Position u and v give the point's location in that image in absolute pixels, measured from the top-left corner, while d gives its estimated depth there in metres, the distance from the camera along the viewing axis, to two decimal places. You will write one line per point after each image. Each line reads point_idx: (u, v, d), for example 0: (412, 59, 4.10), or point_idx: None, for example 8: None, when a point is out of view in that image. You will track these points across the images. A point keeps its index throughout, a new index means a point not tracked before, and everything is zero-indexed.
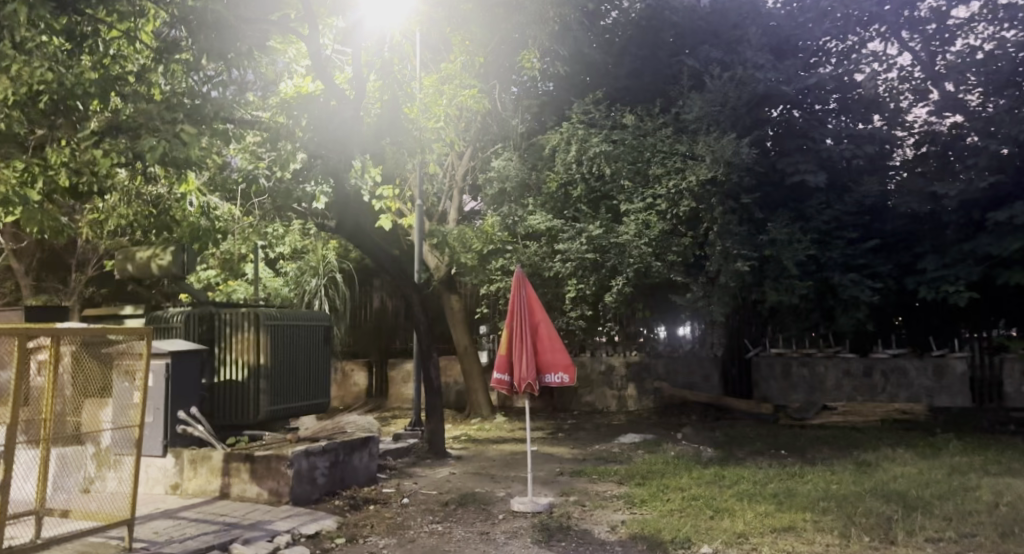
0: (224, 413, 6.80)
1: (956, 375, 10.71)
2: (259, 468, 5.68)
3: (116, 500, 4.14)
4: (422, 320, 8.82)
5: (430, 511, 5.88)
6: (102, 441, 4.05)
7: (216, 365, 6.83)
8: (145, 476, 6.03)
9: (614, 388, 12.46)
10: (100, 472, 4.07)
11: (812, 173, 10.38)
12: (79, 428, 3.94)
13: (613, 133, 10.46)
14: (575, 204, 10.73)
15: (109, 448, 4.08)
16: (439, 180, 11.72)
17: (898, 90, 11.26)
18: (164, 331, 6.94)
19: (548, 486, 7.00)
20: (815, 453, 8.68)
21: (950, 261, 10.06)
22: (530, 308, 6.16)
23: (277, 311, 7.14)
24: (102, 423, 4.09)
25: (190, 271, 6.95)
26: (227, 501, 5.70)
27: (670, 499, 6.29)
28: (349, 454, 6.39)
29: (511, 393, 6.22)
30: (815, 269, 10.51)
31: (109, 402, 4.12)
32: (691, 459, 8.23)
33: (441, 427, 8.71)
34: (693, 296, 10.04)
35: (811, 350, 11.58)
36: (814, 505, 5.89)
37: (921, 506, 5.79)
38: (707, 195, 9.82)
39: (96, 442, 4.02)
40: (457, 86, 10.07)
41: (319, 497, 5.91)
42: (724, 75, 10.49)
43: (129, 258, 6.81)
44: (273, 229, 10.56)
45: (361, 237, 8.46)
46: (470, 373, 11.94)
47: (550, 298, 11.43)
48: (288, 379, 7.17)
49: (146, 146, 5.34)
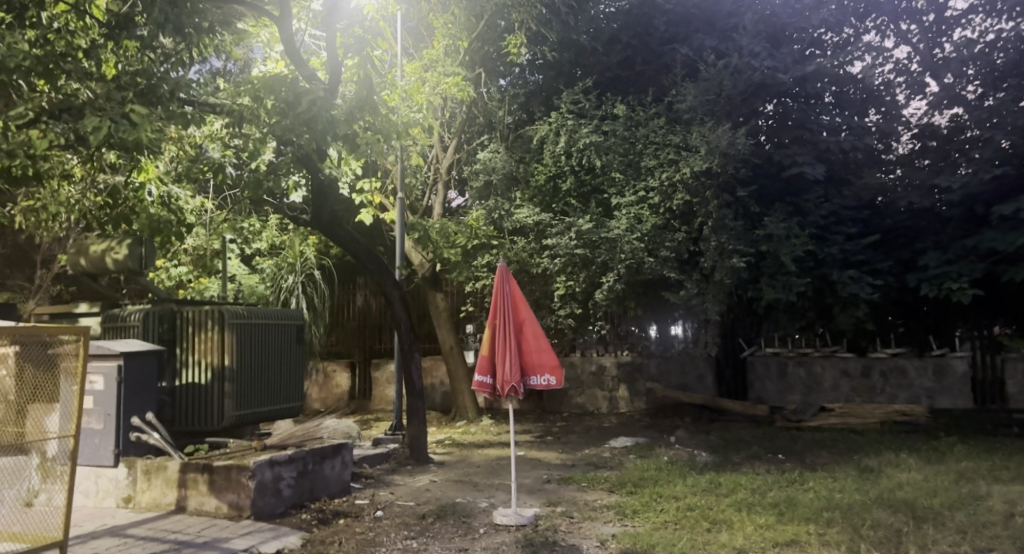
0: (185, 417, 6.38)
1: (957, 375, 10.36)
2: (218, 480, 5.24)
3: (51, 518, 3.46)
4: (404, 318, 8.35)
5: (405, 525, 5.44)
6: (47, 450, 3.40)
7: (178, 367, 6.44)
8: (96, 487, 5.58)
9: (605, 389, 12.12)
10: (43, 485, 3.41)
11: (810, 165, 9.96)
12: (21, 437, 3.29)
13: (604, 123, 10.15)
14: (565, 198, 10.47)
15: (54, 459, 3.43)
16: (423, 173, 11.10)
17: (892, 83, 10.96)
18: (121, 330, 6.48)
19: (535, 496, 6.58)
20: (815, 458, 8.30)
21: (952, 257, 9.70)
22: (513, 305, 5.72)
23: (245, 309, 6.62)
24: (47, 431, 3.43)
25: (150, 267, 6.43)
26: (183, 516, 5.26)
27: (663, 510, 5.87)
28: (319, 463, 5.94)
29: (493, 397, 5.75)
30: (813, 265, 10.16)
31: (55, 408, 3.49)
32: (686, 464, 7.84)
33: (423, 431, 8.27)
34: (687, 294, 9.66)
35: (808, 350, 11.22)
36: (817, 517, 5.49)
37: (931, 518, 5.39)
38: (701, 188, 9.44)
39: (42, 451, 3.38)
40: (440, 75, 9.52)
41: (285, 511, 5.46)
42: (719, 64, 10.08)
43: (83, 252, 6.34)
44: (250, 223, 10.08)
45: (337, 231, 7.97)
46: (456, 374, 11.46)
47: (539, 296, 10.99)
48: (256, 382, 6.66)
49: (89, 127, 4.90)
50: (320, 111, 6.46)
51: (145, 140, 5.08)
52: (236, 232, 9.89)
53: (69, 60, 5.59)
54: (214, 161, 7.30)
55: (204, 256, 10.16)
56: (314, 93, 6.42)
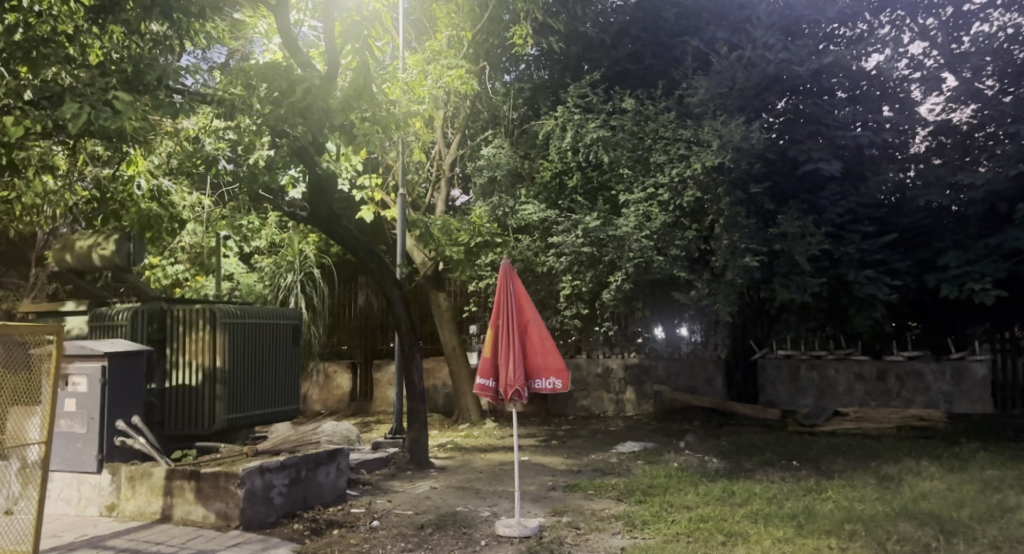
0: (175, 421, 6.11)
1: (976, 380, 9.99)
2: (205, 487, 4.97)
3: (21, 531, 3.41)
4: (404, 318, 8.06)
5: (402, 537, 5.14)
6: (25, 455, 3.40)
7: (168, 369, 6.14)
8: (78, 494, 5.31)
9: (611, 392, 11.81)
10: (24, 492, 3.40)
11: (826, 161, 9.63)
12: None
13: (612, 118, 9.85)
14: (571, 195, 10.25)
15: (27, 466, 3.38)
16: (425, 170, 10.78)
17: (906, 79, 10.68)
18: (108, 330, 6.15)
19: (539, 504, 6.29)
20: (831, 465, 7.97)
21: (973, 256, 9.38)
22: (518, 304, 5.43)
23: (239, 309, 6.35)
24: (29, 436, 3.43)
25: (138, 264, 6.17)
26: (168, 525, 4.98)
27: (675, 521, 5.56)
28: (313, 469, 5.66)
29: (496, 401, 5.44)
30: (828, 265, 9.83)
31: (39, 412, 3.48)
32: (697, 471, 7.52)
33: (424, 435, 7.96)
34: (698, 294, 9.36)
35: (821, 352, 10.91)
36: (838, 529, 5.18)
37: (961, 532, 5.07)
38: (713, 184, 9.14)
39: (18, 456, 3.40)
40: (444, 67, 9.31)
41: (276, 520, 5.19)
42: (732, 56, 9.79)
43: (68, 247, 6.10)
44: (249, 221, 9.81)
45: (336, 228, 7.68)
46: (458, 376, 11.18)
47: (543, 296, 10.76)
48: (249, 384, 6.39)
49: (68, 113, 4.65)
50: (316, 100, 6.10)
51: (128, 129, 4.84)
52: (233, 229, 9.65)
53: (54, 45, 5.37)
54: (207, 154, 7.05)
55: (203, 255, 9.98)
56: (308, 80, 6.15)
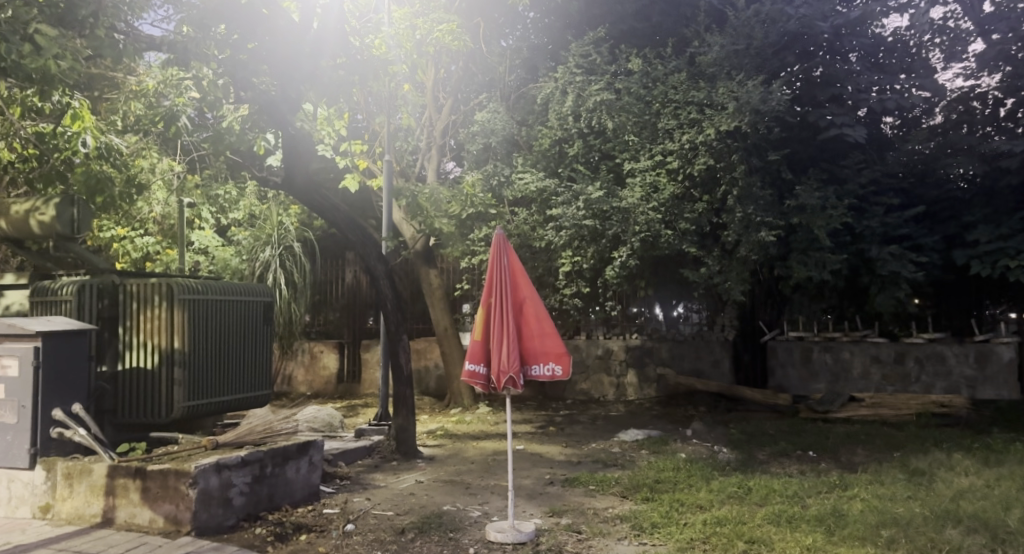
0: (130, 408, 5.44)
1: (1002, 363, 9.45)
2: (153, 488, 4.33)
3: None
4: (390, 296, 7.26)
5: (379, 544, 4.49)
6: None
7: (121, 349, 5.47)
8: (10, 493, 4.74)
9: (612, 375, 11.08)
10: None
11: (851, 127, 8.90)
12: None
13: (618, 79, 9.01)
14: (571, 164, 9.27)
15: None
16: (415, 138, 10.38)
17: (927, 45, 9.98)
18: (50, 306, 5.39)
19: (535, 502, 5.64)
20: (851, 456, 7.37)
21: (1006, 232, 8.75)
22: (513, 280, 4.76)
23: (200, 283, 5.61)
24: None
25: (84, 230, 5.59)
26: (109, 531, 4.36)
27: (687, 524, 4.92)
28: (281, 465, 5.01)
29: (487, 390, 4.78)
30: (848, 241, 9.18)
31: None
32: (707, 464, 6.90)
33: (412, 422, 7.32)
34: (707, 271, 8.75)
35: (835, 334, 10.30)
36: (874, 536, 4.52)
37: (1017, 539, 4.42)
38: (728, 151, 8.35)
39: None
40: (432, 21, 8.59)
41: (235, 524, 4.53)
42: (750, 11, 9.14)
43: (3, 213, 5.45)
44: (224, 191, 9.22)
45: (314, 195, 6.84)
46: (451, 357, 10.54)
47: (541, 272, 10.13)
48: (211, 368, 5.65)
49: None
50: None
51: (52, 69, 4.76)
52: (206, 198, 8.93)
53: None
54: (165, 110, 6.32)
55: (173, 226, 9.92)
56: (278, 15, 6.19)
